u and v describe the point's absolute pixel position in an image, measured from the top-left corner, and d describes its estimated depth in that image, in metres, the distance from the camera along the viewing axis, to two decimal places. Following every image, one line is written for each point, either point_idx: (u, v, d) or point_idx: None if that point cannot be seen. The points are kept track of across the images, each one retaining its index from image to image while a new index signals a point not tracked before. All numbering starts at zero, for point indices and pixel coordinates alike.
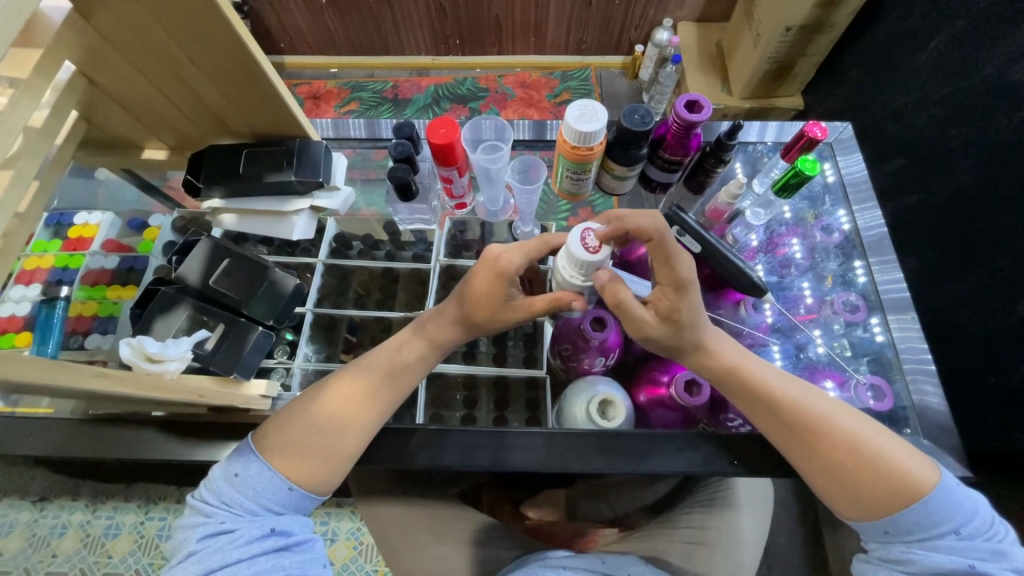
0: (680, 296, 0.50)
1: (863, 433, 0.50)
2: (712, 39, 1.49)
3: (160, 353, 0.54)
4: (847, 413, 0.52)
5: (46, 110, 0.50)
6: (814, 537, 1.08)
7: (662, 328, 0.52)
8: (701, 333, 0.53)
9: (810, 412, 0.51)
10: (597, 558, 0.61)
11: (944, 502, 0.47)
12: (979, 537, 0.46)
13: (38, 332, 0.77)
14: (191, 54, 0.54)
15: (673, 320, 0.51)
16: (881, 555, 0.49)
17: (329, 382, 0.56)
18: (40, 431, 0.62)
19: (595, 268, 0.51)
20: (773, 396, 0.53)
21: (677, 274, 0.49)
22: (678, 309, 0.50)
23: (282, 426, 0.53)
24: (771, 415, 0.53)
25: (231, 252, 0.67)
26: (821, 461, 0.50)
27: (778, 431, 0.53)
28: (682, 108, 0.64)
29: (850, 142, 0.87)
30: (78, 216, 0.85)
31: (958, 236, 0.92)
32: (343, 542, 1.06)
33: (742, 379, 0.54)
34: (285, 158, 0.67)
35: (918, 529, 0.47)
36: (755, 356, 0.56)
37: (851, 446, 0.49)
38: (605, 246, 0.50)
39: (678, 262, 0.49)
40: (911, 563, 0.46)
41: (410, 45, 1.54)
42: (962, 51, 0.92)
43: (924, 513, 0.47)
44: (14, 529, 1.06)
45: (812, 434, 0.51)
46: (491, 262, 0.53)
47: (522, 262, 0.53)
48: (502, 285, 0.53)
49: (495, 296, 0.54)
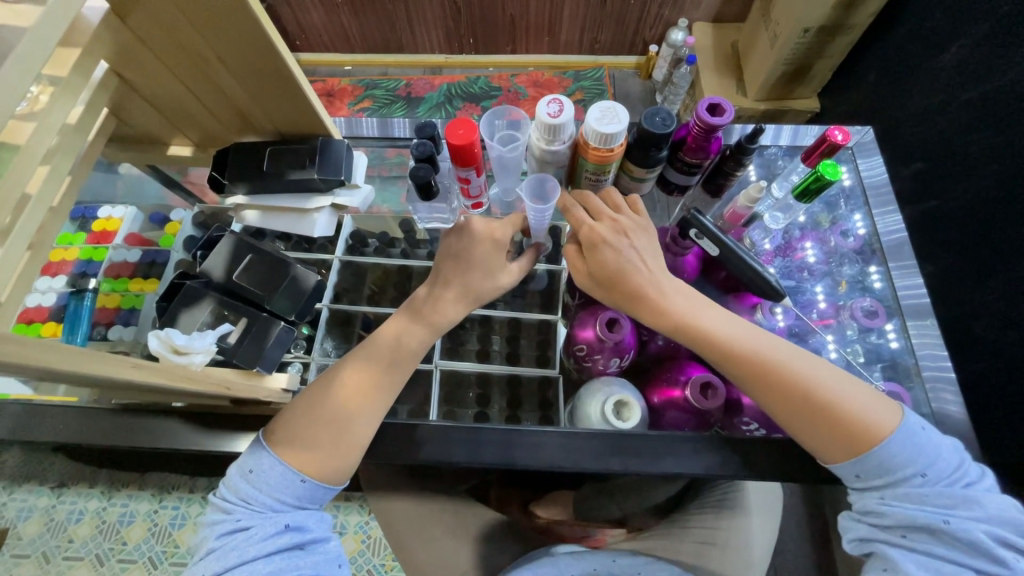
0: (592, 251, 0.58)
1: (818, 378, 0.51)
2: (728, 39, 1.48)
3: (186, 345, 0.52)
4: (801, 358, 0.53)
5: (81, 107, 0.51)
6: (821, 544, 1.08)
7: (590, 285, 0.59)
8: (641, 283, 0.56)
9: (764, 361, 0.52)
10: (608, 555, 0.62)
11: (907, 443, 0.48)
12: (946, 481, 0.47)
13: (67, 323, 0.81)
14: (221, 56, 0.55)
15: (603, 274, 0.57)
16: (860, 509, 0.50)
17: (346, 364, 0.57)
18: (65, 418, 0.64)
19: (552, 133, 0.63)
20: (727, 350, 0.54)
21: (585, 233, 0.58)
22: (596, 263, 0.57)
23: (294, 416, 0.55)
24: (730, 366, 0.54)
25: (254, 247, 0.69)
26: (780, 407, 0.51)
27: (741, 384, 0.53)
28: (703, 111, 0.63)
29: (871, 146, 0.86)
30: (101, 210, 0.87)
31: (979, 242, 0.91)
32: (352, 535, 1.08)
33: (697, 334, 0.55)
34: (308, 157, 0.67)
35: (886, 474, 0.48)
36: (705, 309, 0.56)
37: (808, 393, 0.50)
38: (563, 116, 0.61)
39: (580, 225, 0.59)
40: (885, 515, 0.48)
41: (424, 44, 1.55)
42: (986, 54, 0.90)
43: (890, 456, 0.48)
44: (32, 514, 1.09)
45: (768, 385, 0.52)
46: (485, 233, 0.60)
47: (512, 232, 0.62)
48: (497, 251, 0.61)
49: (494, 261, 0.61)
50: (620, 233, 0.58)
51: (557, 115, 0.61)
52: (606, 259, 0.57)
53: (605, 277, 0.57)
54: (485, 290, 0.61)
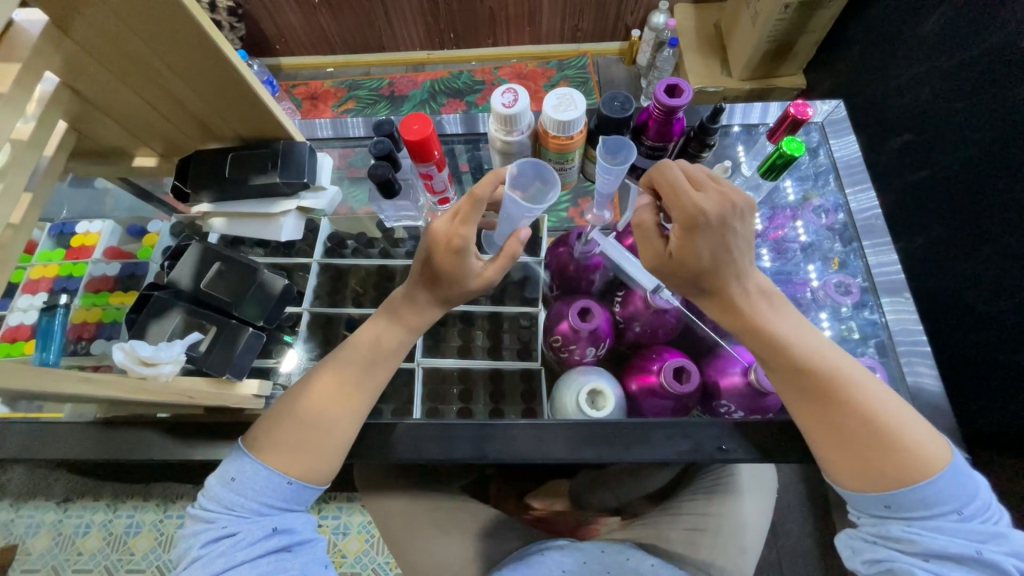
0: (689, 233, 0.48)
1: (885, 408, 0.49)
2: (710, 20, 1.46)
3: (153, 356, 0.53)
4: (869, 381, 0.51)
5: (31, 122, 0.51)
6: (824, 522, 1.08)
7: (665, 263, 0.52)
8: (730, 275, 0.51)
9: (830, 373, 0.51)
10: (596, 547, 0.63)
11: (953, 483, 0.47)
12: (978, 518, 0.47)
13: (40, 340, 0.79)
14: (168, 60, 0.54)
15: (689, 262, 0.50)
16: (878, 533, 0.49)
17: (336, 376, 0.56)
18: (48, 435, 0.64)
19: (510, 122, 0.62)
20: (797, 356, 0.51)
21: (686, 210, 0.48)
22: (682, 247, 0.49)
23: (292, 434, 0.54)
24: (789, 373, 0.52)
25: (221, 255, 0.68)
26: (834, 422, 0.50)
27: (792, 392, 0.52)
28: (661, 93, 0.62)
29: (842, 123, 0.84)
30: (79, 224, 0.87)
31: (964, 212, 0.89)
32: (355, 535, 1.09)
33: (766, 338, 0.52)
34: (269, 160, 0.67)
35: (922, 506, 0.47)
36: (786, 316, 0.54)
37: (871, 418, 0.49)
38: (517, 105, 0.61)
39: (678, 196, 0.49)
40: (912, 542, 0.46)
41: (404, 41, 1.54)
42: (967, 21, 0.89)
43: (931, 491, 0.47)
44: (40, 529, 1.11)
45: (830, 398, 0.50)
46: (445, 240, 0.53)
47: (473, 234, 0.53)
48: (457, 256, 0.53)
49: (458, 271, 0.54)
50: (729, 211, 0.48)
51: (511, 105, 0.61)
52: (701, 247, 0.49)
53: (689, 266, 0.50)
54: (455, 293, 0.57)
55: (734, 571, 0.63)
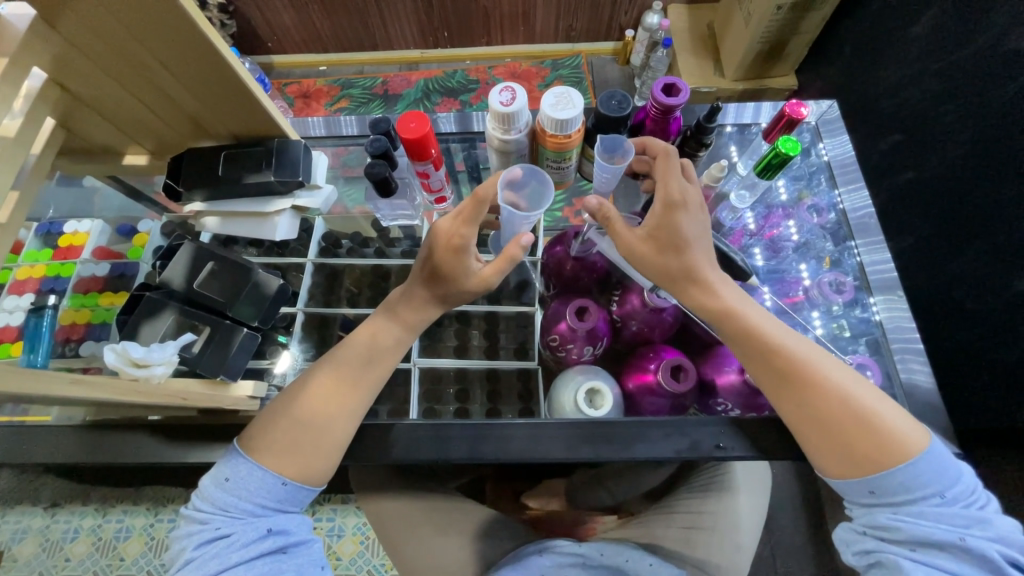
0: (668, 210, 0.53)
1: (858, 393, 0.50)
2: (703, 21, 1.48)
3: (145, 358, 0.54)
4: (840, 368, 0.52)
5: (18, 118, 0.50)
6: (816, 519, 1.09)
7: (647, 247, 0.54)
8: (696, 259, 0.54)
9: (802, 361, 0.52)
10: (594, 548, 0.63)
11: (933, 465, 0.48)
12: (962, 502, 0.47)
13: (27, 341, 0.78)
14: (159, 57, 0.54)
15: (670, 239, 0.53)
16: (866, 523, 0.49)
17: (323, 372, 0.56)
18: (35, 439, 0.63)
19: (506, 122, 0.62)
20: (769, 345, 0.53)
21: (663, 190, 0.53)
22: (663, 224, 0.53)
23: (276, 429, 0.53)
24: (765, 362, 0.53)
25: (215, 255, 0.67)
26: (812, 410, 0.50)
27: (771, 380, 0.53)
28: (659, 93, 0.63)
29: (836, 123, 0.85)
30: (67, 224, 0.85)
31: (953, 211, 0.91)
32: (350, 537, 1.08)
33: (738, 326, 0.53)
34: (264, 159, 0.66)
35: (905, 491, 0.47)
36: (754, 306, 0.55)
37: (846, 402, 0.50)
38: (514, 104, 0.61)
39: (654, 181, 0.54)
40: (898, 530, 0.47)
41: (398, 40, 1.53)
42: (956, 22, 0.90)
43: (912, 474, 0.47)
44: (27, 535, 1.08)
45: (805, 385, 0.51)
46: (446, 241, 0.54)
47: (474, 233, 0.53)
48: (457, 257, 0.54)
49: (456, 269, 0.55)
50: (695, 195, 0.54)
51: (508, 104, 0.61)
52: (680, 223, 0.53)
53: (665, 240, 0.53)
54: (451, 291, 0.57)
55: (730, 568, 0.63)
